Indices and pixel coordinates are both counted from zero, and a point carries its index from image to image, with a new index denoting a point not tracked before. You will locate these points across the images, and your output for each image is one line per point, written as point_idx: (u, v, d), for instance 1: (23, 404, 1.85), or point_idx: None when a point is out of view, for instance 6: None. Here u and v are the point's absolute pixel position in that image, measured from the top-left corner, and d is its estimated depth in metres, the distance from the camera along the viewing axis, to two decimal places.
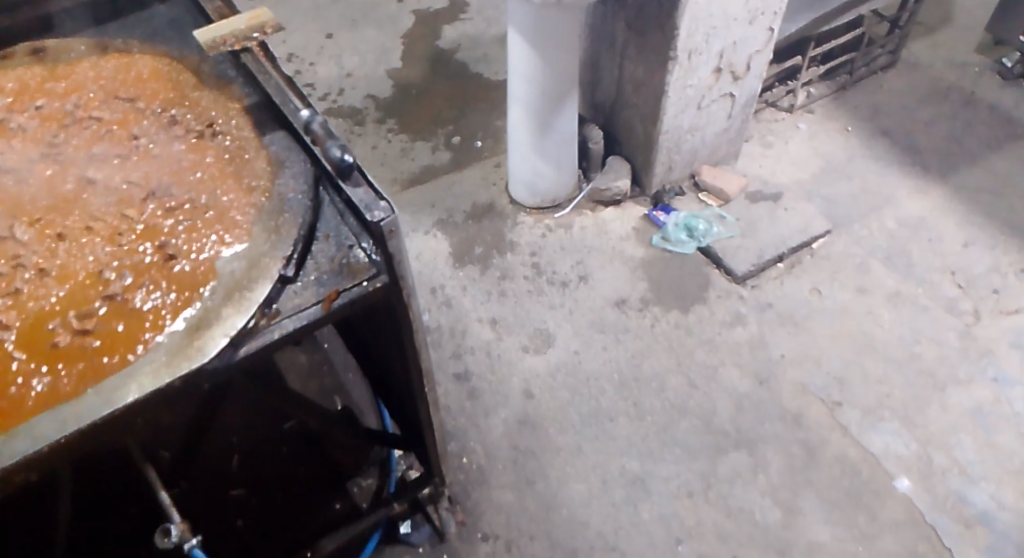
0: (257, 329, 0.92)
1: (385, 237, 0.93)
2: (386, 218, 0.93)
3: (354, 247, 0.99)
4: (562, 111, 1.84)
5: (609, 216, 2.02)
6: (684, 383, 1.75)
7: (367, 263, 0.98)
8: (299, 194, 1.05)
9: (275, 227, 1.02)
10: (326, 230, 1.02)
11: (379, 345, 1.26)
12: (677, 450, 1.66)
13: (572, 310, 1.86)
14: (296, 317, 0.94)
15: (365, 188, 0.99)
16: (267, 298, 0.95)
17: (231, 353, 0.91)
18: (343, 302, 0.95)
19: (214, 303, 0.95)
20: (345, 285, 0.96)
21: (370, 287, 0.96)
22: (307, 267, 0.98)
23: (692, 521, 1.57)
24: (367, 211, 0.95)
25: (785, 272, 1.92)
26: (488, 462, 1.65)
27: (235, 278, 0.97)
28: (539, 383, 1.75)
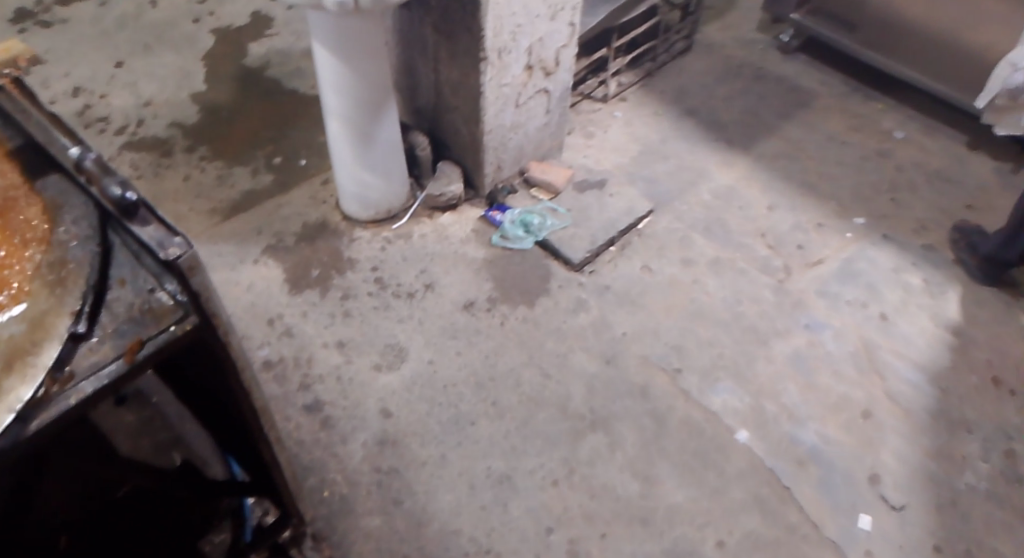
0: (52, 399, 0.87)
1: (185, 274, 0.91)
2: (183, 254, 0.91)
3: (156, 291, 0.96)
4: (382, 120, 1.81)
5: (447, 221, 2.02)
6: (537, 375, 1.77)
7: (173, 305, 0.95)
8: (84, 238, 0.98)
9: (59, 280, 0.95)
10: (120, 275, 0.97)
11: (214, 386, 1.20)
12: (539, 441, 1.68)
13: (422, 320, 1.84)
14: (95, 377, 0.89)
15: (155, 225, 0.95)
16: (57, 360, 0.89)
17: (20, 429, 0.85)
18: (148, 351, 0.92)
19: None
20: (149, 334, 0.93)
21: (180, 331, 0.94)
22: (100, 320, 0.93)
23: (560, 508, 1.60)
24: (159, 250, 0.91)
25: (619, 254, 2.00)
26: (351, 490, 1.60)
27: (15, 342, 0.90)
28: (395, 400, 1.72)
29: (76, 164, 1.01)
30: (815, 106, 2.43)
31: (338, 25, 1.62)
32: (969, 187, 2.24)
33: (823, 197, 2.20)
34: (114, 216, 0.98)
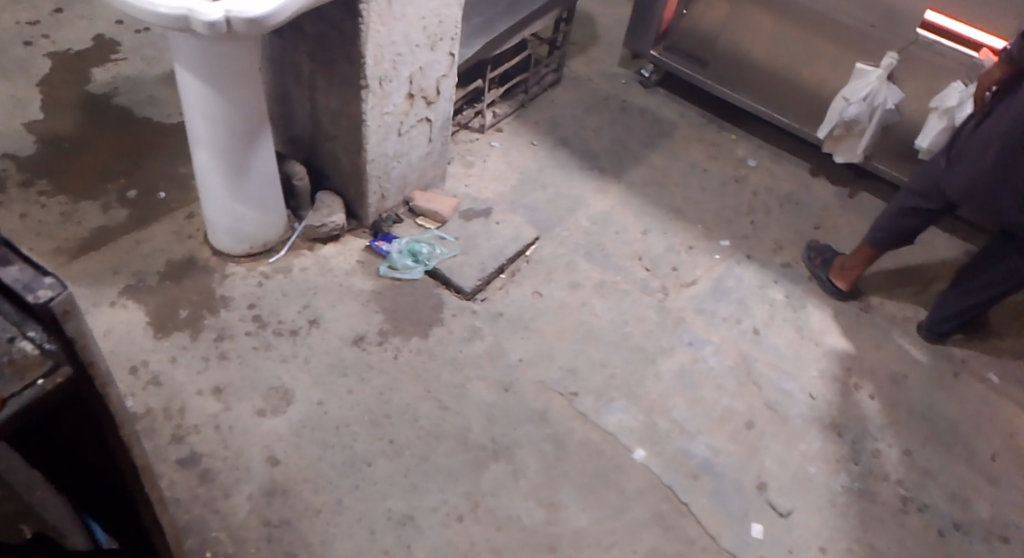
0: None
1: (59, 318, 0.82)
2: (57, 296, 0.82)
3: (16, 339, 0.84)
4: (256, 148, 1.70)
5: (328, 252, 1.93)
6: (435, 408, 1.71)
7: (39, 355, 0.84)
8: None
9: None
10: None
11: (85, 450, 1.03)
12: (440, 476, 1.62)
13: (308, 358, 1.73)
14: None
15: (19, 264, 0.84)
16: None
17: None
18: (12, 412, 0.81)
19: None
20: (12, 390, 0.81)
21: (50, 384, 0.84)
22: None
23: (465, 545, 1.54)
24: (26, 293, 0.82)
25: (507, 281, 1.99)
26: (237, 548, 1.46)
27: None
28: (283, 445, 1.60)
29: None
30: (677, 136, 2.56)
31: (209, 49, 1.51)
32: (817, 209, 2.43)
33: (691, 221, 2.30)
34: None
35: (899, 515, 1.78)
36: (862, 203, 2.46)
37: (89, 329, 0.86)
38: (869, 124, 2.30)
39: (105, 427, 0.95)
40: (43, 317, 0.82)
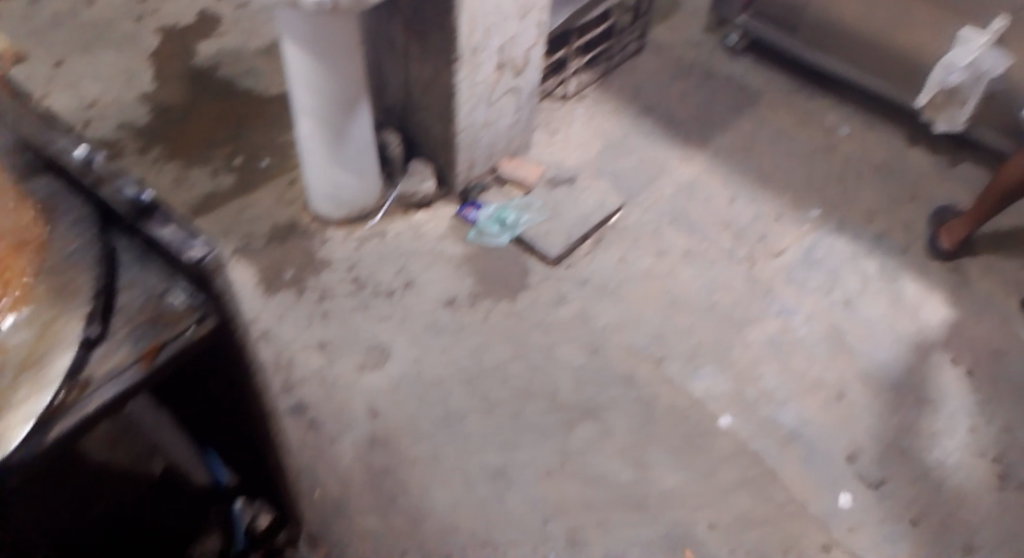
0: (74, 403, 0.84)
1: (208, 274, 0.90)
2: (208, 256, 0.89)
3: (166, 295, 0.92)
4: (354, 117, 1.76)
5: (421, 218, 2.00)
6: (524, 369, 1.76)
7: (187, 307, 0.91)
8: (83, 241, 0.93)
9: (65, 283, 0.89)
10: (128, 276, 0.93)
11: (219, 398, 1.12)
12: (531, 433, 1.67)
13: (404, 319, 1.80)
14: (112, 384, 0.86)
15: (173, 226, 0.92)
16: (73, 366, 0.85)
17: (40, 438, 0.82)
18: (167, 356, 0.89)
19: (4, 382, 0.83)
20: (167, 337, 0.89)
21: (197, 332, 0.91)
22: (113, 323, 0.90)
23: (556, 497, 1.59)
24: (181, 252, 0.89)
25: (594, 248, 2.02)
26: (344, 489, 1.56)
27: (26, 350, 0.85)
28: (383, 399, 1.68)
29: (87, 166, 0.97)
30: (764, 103, 2.52)
31: (312, 23, 1.57)
32: (912, 177, 2.36)
33: (779, 189, 2.27)
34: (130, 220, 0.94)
35: (994, 490, 1.75)
36: (959, 172, 2.39)
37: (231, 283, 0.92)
38: (967, 90, 2.24)
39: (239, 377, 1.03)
40: (193, 273, 0.90)
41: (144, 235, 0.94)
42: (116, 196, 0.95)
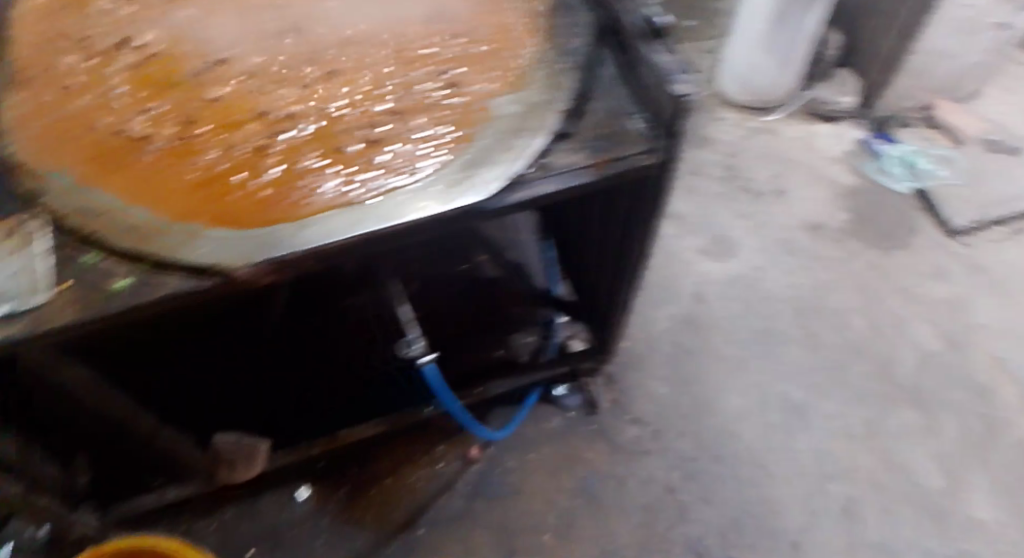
0: (528, 180, 0.84)
1: (681, 114, 0.81)
2: (692, 95, 0.81)
3: (629, 116, 0.88)
4: (809, 10, 1.59)
5: (825, 131, 1.82)
6: (867, 326, 1.57)
7: (644, 133, 0.86)
8: (579, 50, 0.93)
9: (557, 80, 0.90)
10: (604, 90, 0.90)
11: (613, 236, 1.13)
12: (848, 390, 1.50)
13: (761, 224, 1.68)
14: (558, 180, 0.84)
15: (672, 57, 0.84)
16: (541, 149, 0.85)
17: (499, 198, 0.83)
18: (615, 170, 0.85)
19: (486, 143, 0.85)
20: (622, 153, 0.85)
21: (644, 162, 0.85)
22: (579, 125, 0.87)
23: (848, 463, 1.43)
24: (668, 83, 0.82)
25: (1007, 236, 1.69)
26: (648, 352, 1.54)
27: (511, 121, 0.87)
28: (712, 290, 1.61)
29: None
30: None
31: None
32: None
33: None
34: (633, 37, 0.88)
35: None
36: None
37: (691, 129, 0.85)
38: None
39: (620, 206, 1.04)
40: (671, 106, 0.81)
41: (638, 57, 0.88)
42: (616, 26, 0.94)
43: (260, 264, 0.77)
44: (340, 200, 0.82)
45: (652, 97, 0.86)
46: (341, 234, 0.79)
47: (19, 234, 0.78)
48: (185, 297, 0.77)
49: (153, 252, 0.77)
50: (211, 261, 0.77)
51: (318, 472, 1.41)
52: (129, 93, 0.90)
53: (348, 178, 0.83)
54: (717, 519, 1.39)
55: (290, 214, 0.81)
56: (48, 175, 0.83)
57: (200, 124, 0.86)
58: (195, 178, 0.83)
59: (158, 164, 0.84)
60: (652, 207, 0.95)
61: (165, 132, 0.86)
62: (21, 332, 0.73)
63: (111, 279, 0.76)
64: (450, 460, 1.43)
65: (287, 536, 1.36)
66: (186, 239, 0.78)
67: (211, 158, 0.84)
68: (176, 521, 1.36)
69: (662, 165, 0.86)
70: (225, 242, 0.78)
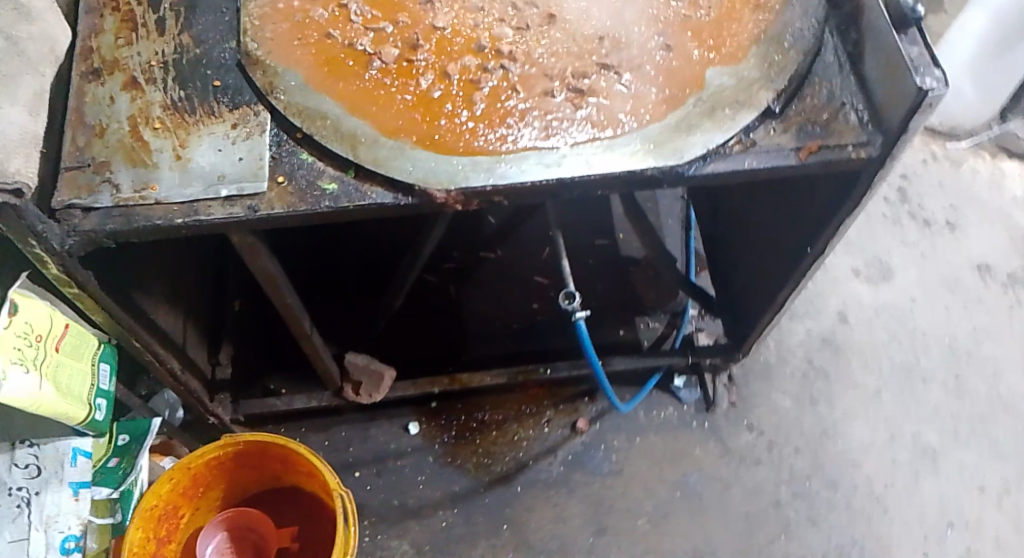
0: (731, 153, 0.83)
1: (916, 109, 0.78)
2: (934, 89, 0.76)
3: (846, 107, 0.85)
4: None
5: (1011, 169, 1.68)
6: (1022, 381, 1.48)
7: (858, 127, 0.84)
8: (806, 30, 0.89)
9: (775, 57, 0.88)
10: (822, 76, 0.87)
11: (790, 238, 1.10)
12: (985, 443, 1.42)
13: (922, 253, 1.60)
14: (763, 157, 0.83)
15: (920, 49, 0.79)
16: (748, 126, 0.84)
17: (700, 165, 0.82)
18: (821, 159, 0.83)
19: (695, 110, 0.85)
20: (831, 143, 0.83)
21: (855, 155, 0.83)
22: (792, 108, 0.86)
23: (973, 515, 1.37)
24: (910, 74, 0.78)
25: None
26: (778, 362, 1.50)
27: (722, 95, 0.86)
28: (858, 312, 1.55)
29: None
30: None
31: None
32: None
33: None
34: (875, 26, 0.84)
35: None
36: None
37: (920, 130, 0.81)
38: None
39: (813, 203, 1.01)
40: (908, 99, 0.78)
41: (878, 46, 0.83)
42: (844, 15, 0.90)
43: (460, 191, 0.80)
44: (544, 142, 0.83)
45: (880, 90, 0.83)
46: (538, 175, 0.81)
47: (254, 122, 0.83)
48: (384, 211, 0.81)
49: (364, 163, 0.81)
50: (415, 180, 0.80)
51: (433, 410, 1.45)
52: (361, 9, 0.91)
53: (552, 123, 0.84)
54: (820, 543, 1.35)
55: (493, 148, 0.82)
56: (279, 72, 0.86)
57: (417, 49, 0.89)
58: (405, 98, 0.85)
59: (380, 80, 0.86)
60: (847, 212, 0.93)
61: (388, 52, 0.88)
62: (242, 215, 0.79)
63: (323, 180, 0.81)
64: (556, 427, 1.44)
65: (391, 465, 1.40)
66: (396, 155, 0.81)
67: (427, 83, 0.86)
68: (293, 430, 1.43)
69: (874, 160, 0.84)
70: (431, 164, 0.81)
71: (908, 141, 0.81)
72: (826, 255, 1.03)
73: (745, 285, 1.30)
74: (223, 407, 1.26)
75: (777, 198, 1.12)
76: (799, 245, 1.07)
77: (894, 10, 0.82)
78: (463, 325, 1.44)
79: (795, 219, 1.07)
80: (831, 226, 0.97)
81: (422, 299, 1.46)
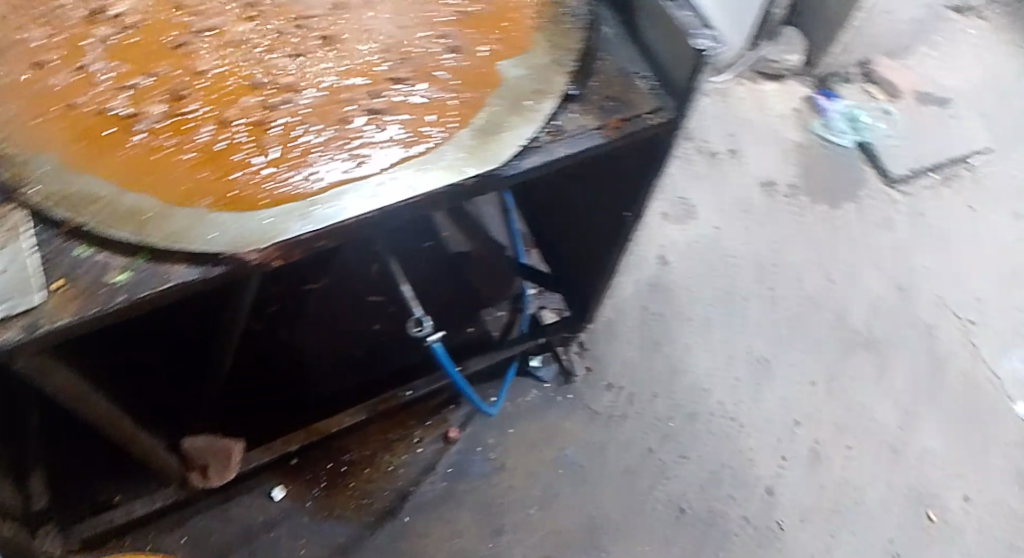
0: (543, 144, 0.81)
1: (699, 69, 0.79)
2: (711, 49, 0.78)
3: (635, 76, 0.86)
4: None
5: (770, 90, 1.82)
6: (822, 278, 1.61)
7: (650, 94, 0.85)
8: (581, 8, 0.89)
9: (559, 38, 0.87)
10: (606, 50, 0.87)
11: (606, 206, 1.11)
12: (806, 340, 1.55)
13: (716, 184, 1.70)
14: (573, 143, 0.81)
15: (690, 12, 0.81)
16: (552, 113, 0.82)
17: (516, 164, 0.80)
18: (626, 133, 0.82)
19: (499, 106, 0.82)
20: (631, 115, 0.83)
21: (653, 121, 0.83)
22: (588, 87, 0.85)
23: (812, 408, 1.48)
24: (686, 38, 0.79)
25: (941, 184, 1.75)
26: (618, 317, 1.54)
27: (519, 86, 0.83)
28: (675, 251, 1.62)
29: None
30: None
31: None
32: None
33: None
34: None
35: None
36: None
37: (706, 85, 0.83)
38: None
39: (617, 171, 1.04)
40: (689, 61, 0.79)
41: (652, 14, 0.84)
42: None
43: (275, 247, 0.71)
44: (354, 173, 0.77)
45: (664, 54, 0.84)
46: (356, 211, 0.74)
47: (6, 226, 0.70)
48: (193, 290, 0.71)
49: (157, 243, 0.70)
50: (222, 247, 0.70)
51: (293, 469, 1.35)
52: (107, 67, 0.80)
53: (358, 151, 0.78)
54: (695, 474, 1.41)
55: (300, 192, 0.74)
56: (26, 159, 0.73)
57: (184, 99, 0.79)
58: (186, 157, 0.75)
59: (151, 143, 0.76)
60: (656, 173, 0.95)
61: (152, 109, 0.78)
62: (21, 337, 0.66)
63: (111, 272, 0.70)
64: (429, 443, 1.39)
65: (264, 538, 1.29)
66: (193, 224, 0.71)
67: (207, 134, 0.77)
68: (143, 535, 1.27)
69: (672, 124, 0.84)
70: (235, 225, 0.72)
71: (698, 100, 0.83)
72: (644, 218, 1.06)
73: (574, 256, 1.32)
74: (51, 540, 1.11)
75: (583, 169, 1.13)
76: (615, 213, 1.09)
77: None
78: (303, 371, 1.33)
79: (606, 187, 1.09)
80: (641, 191, 1.00)
81: (252, 352, 1.33)
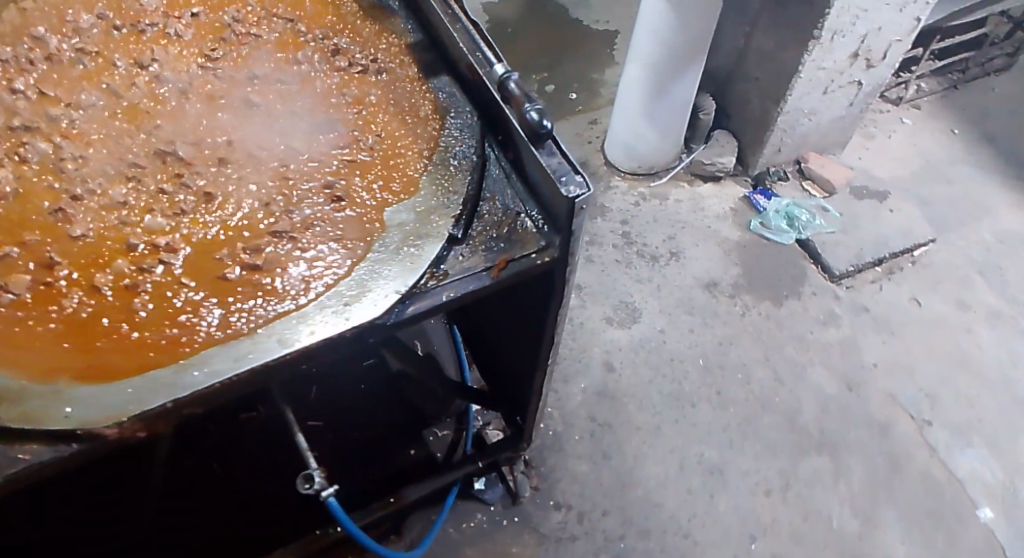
0: (427, 288, 0.80)
1: (574, 213, 0.79)
2: (582, 196, 0.78)
3: (521, 216, 0.86)
4: (684, 76, 1.63)
5: (706, 191, 1.85)
6: (769, 377, 1.60)
7: (535, 233, 0.84)
8: (462, 152, 0.91)
9: (445, 180, 0.89)
10: (493, 190, 0.88)
11: (523, 331, 1.10)
12: (758, 443, 1.52)
13: (659, 287, 1.70)
14: (458, 285, 0.81)
15: (561, 158, 0.82)
16: (437, 257, 0.83)
17: (399, 310, 0.79)
18: (513, 272, 0.82)
19: (382, 256, 0.83)
20: (517, 254, 0.83)
21: (540, 260, 0.83)
22: (474, 228, 0.85)
23: (768, 518, 1.44)
24: (557, 186, 0.80)
25: (884, 277, 1.77)
26: (565, 430, 1.51)
27: (404, 231, 0.85)
28: (620, 357, 1.60)
29: (500, 83, 0.88)
30: None
31: None
32: None
33: None
34: (521, 140, 0.84)
35: None
36: None
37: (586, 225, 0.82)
38: None
39: (527, 300, 1.04)
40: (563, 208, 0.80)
41: (528, 159, 0.85)
42: (496, 128, 0.92)
43: (134, 420, 0.70)
44: (226, 333, 0.76)
45: (544, 192, 0.84)
46: (225, 374, 0.73)
47: None
48: (47, 469, 0.69)
49: (9, 424, 0.69)
50: (77, 423, 0.69)
51: None
52: None
53: (233, 309, 0.78)
54: None
55: (168, 357, 0.74)
56: None
57: (55, 267, 0.80)
58: (49, 330, 0.76)
59: (14, 316, 0.76)
60: (557, 303, 0.95)
61: (20, 280, 0.78)
62: None
63: None
64: None
65: None
66: (50, 401, 0.70)
67: (75, 303, 0.77)
68: None
69: (559, 260, 0.84)
70: (94, 399, 0.71)
71: (580, 238, 0.82)
72: (559, 344, 1.05)
73: (506, 377, 1.30)
74: None
75: (501, 294, 1.13)
76: (531, 339, 1.08)
77: (526, 126, 0.83)
78: None
79: (520, 314, 1.08)
80: (548, 322, 0.99)
81: None
